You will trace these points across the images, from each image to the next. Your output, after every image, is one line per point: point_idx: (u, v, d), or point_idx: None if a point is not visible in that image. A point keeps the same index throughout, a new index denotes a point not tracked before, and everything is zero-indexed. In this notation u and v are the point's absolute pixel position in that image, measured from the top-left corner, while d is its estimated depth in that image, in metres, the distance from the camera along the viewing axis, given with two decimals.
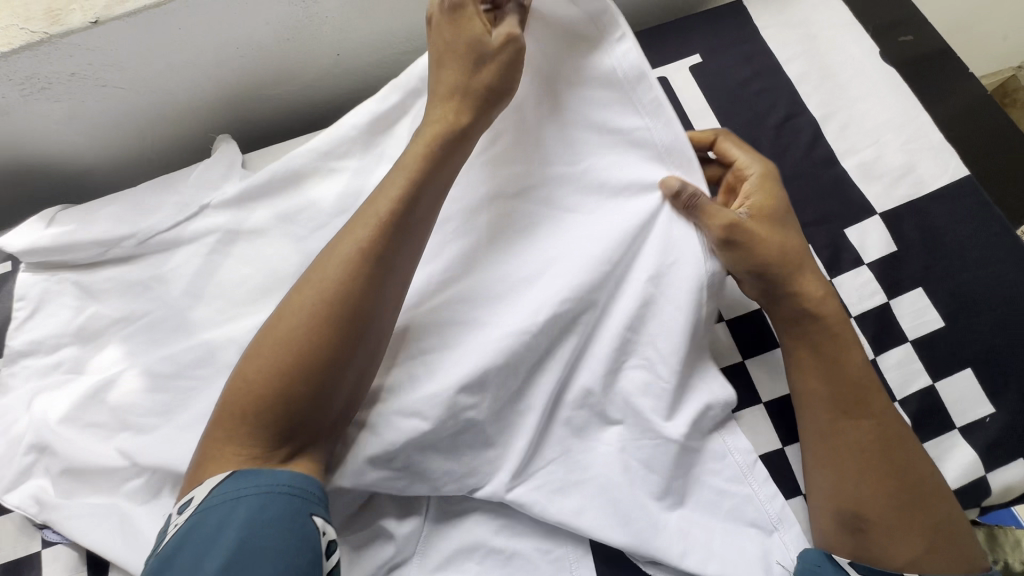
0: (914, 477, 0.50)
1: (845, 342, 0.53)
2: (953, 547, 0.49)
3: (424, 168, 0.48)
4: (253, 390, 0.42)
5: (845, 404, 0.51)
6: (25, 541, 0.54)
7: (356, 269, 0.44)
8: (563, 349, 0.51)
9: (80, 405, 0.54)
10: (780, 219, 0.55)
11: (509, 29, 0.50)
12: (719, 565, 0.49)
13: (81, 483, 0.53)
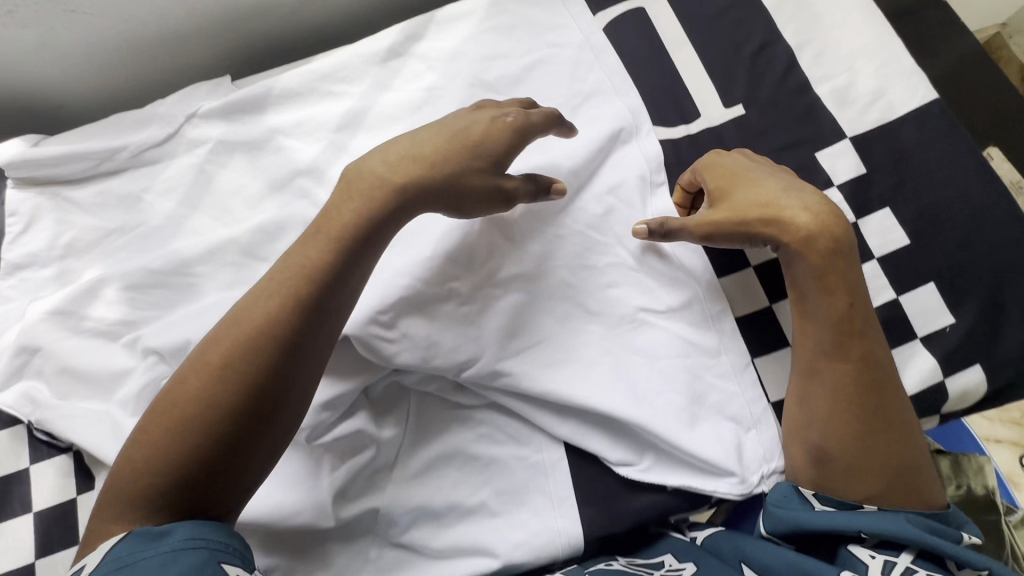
0: (887, 419, 0.50)
1: (839, 285, 0.52)
2: (915, 491, 0.48)
3: (353, 235, 0.46)
4: (145, 477, 0.40)
5: (827, 342, 0.51)
6: (13, 457, 0.55)
7: (264, 350, 0.42)
8: (535, 247, 0.57)
9: (65, 322, 0.55)
10: (756, 183, 0.54)
11: (515, 184, 0.52)
12: (699, 449, 0.51)
13: (78, 386, 0.54)
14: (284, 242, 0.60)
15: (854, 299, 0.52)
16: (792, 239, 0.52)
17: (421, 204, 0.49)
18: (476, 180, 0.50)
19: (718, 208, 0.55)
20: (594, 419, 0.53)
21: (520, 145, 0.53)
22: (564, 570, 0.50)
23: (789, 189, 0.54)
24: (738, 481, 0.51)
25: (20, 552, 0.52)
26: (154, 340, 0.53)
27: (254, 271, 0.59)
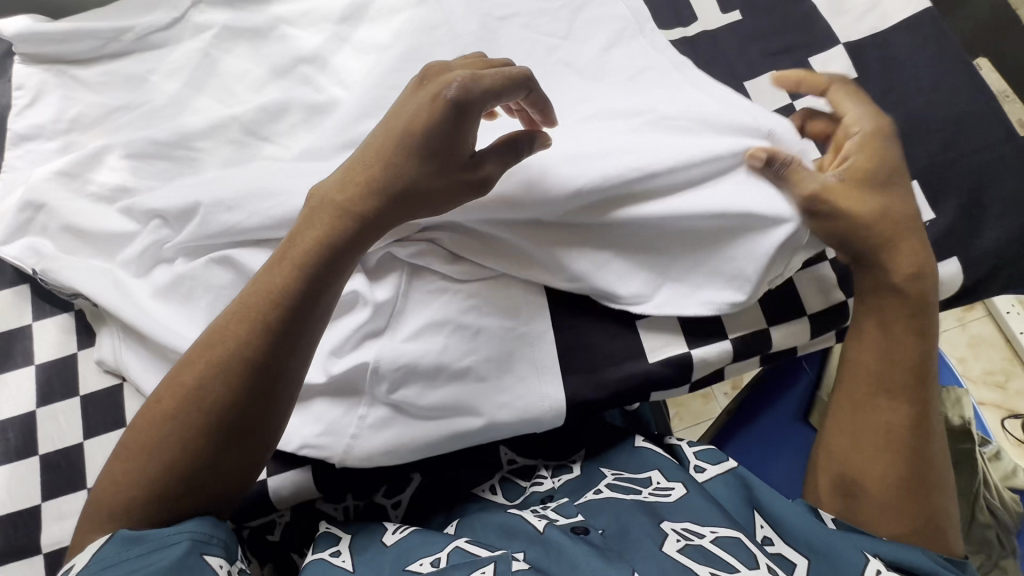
0: (930, 464, 0.52)
1: (918, 333, 0.53)
2: (942, 536, 0.51)
3: (312, 261, 0.46)
4: (127, 487, 0.43)
5: (892, 383, 0.53)
6: (17, 314, 0.57)
7: (230, 384, 0.44)
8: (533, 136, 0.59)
9: (70, 186, 0.57)
10: (881, 181, 0.52)
11: (485, 173, 0.49)
12: (718, 274, 0.53)
13: (82, 247, 0.56)
14: (287, 126, 0.61)
15: (927, 348, 0.53)
16: (900, 273, 0.52)
17: (379, 223, 0.48)
18: (432, 182, 0.48)
19: (854, 191, 0.51)
20: (615, 239, 0.54)
21: (464, 127, 0.47)
22: (556, 505, 0.58)
23: (916, 219, 0.54)
24: (737, 309, 0.52)
25: (23, 399, 0.54)
26: (155, 202, 0.54)
27: (254, 150, 0.60)
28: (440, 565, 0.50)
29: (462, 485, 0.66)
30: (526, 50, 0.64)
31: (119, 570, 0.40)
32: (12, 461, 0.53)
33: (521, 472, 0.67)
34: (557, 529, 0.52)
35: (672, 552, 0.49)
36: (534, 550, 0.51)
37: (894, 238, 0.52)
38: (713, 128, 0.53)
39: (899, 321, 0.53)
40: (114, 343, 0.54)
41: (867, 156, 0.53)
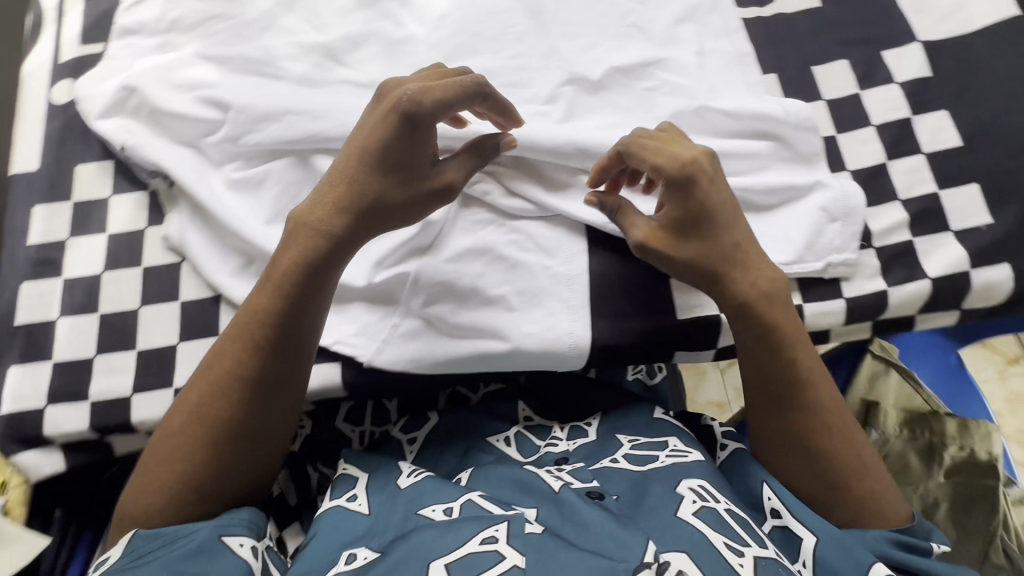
0: (840, 451, 0.52)
1: (785, 353, 0.53)
2: (875, 511, 0.51)
3: (297, 283, 0.49)
4: (144, 505, 0.46)
5: (776, 397, 0.53)
6: (102, 187, 0.62)
7: (227, 390, 0.48)
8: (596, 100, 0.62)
9: (162, 75, 0.61)
10: (702, 226, 0.52)
11: (448, 178, 0.52)
12: (770, 232, 0.56)
13: (164, 133, 0.60)
14: (365, 53, 0.64)
15: (802, 352, 0.53)
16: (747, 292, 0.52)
17: (353, 237, 0.50)
18: (405, 198, 0.51)
19: (687, 238, 0.52)
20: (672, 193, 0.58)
21: (418, 136, 0.49)
22: (571, 469, 0.59)
23: (758, 257, 0.53)
24: (784, 261, 0.55)
25: (92, 262, 0.59)
26: (238, 100, 0.58)
27: (331, 70, 0.63)
28: (451, 515, 0.52)
29: (472, 432, 0.67)
30: (603, 10, 0.65)
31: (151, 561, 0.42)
32: (75, 315, 0.57)
33: (536, 430, 0.67)
34: (574, 493, 0.53)
35: (686, 515, 0.50)
36: (548, 512, 0.52)
37: (723, 265, 0.52)
38: (743, 116, 0.58)
39: (766, 349, 0.53)
40: (185, 225, 0.58)
41: (676, 202, 0.52)
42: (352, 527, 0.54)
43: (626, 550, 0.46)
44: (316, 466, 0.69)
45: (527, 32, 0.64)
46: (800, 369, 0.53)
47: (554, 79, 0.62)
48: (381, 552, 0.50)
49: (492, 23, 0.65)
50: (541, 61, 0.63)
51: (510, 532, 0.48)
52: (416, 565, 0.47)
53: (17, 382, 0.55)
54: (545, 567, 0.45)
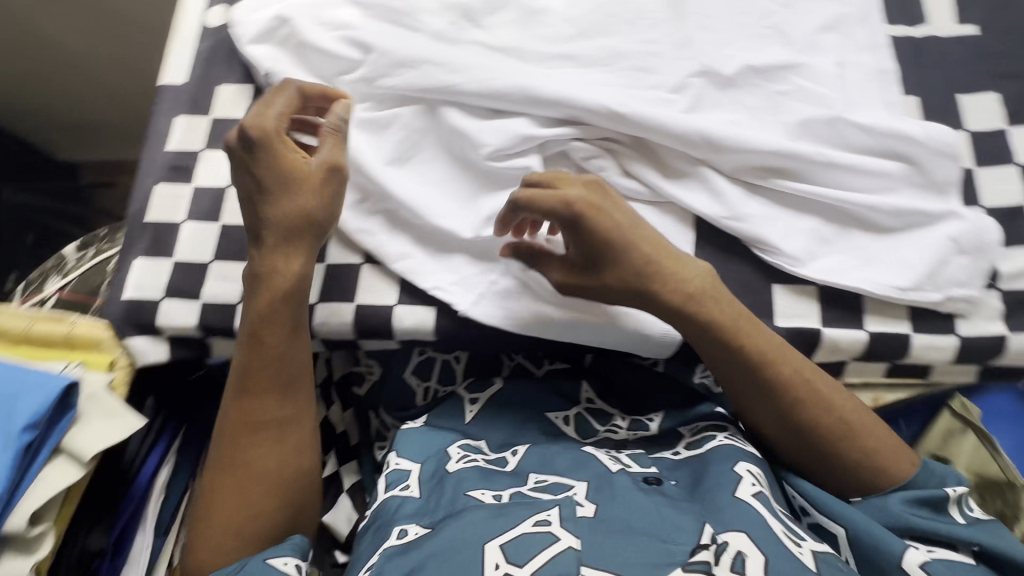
0: (828, 429, 0.51)
1: (748, 359, 0.51)
2: (874, 474, 0.51)
3: (287, 326, 0.54)
4: (204, 551, 0.51)
5: (750, 397, 0.53)
6: (240, 108, 0.66)
7: (244, 433, 0.54)
8: (726, 95, 0.61)
9: (313, 11, 0.64)
10: (604, 262, 0.50)
11: (327, 159, 0.54)
12: (891, 255, 0.55)
13: (306, 65, 0.63)
14: (501, 18, 0.66)
15: (758, 341, 0.51)
16: (704, 313, 0.50)
17: (284, 246, 0.53)
18: (305, 195, 0.53)
19: (597, 274, 0.51)
20: (792, 199, 0.57)
21: (272, 153, 0.53)
22: (631, 454, 0.60)
23: (702, 277, 0.51)
24: (901, 286, 0.53)
25: (219, 176, 0.63)
26: (380, 43, 0.60)
27: (467, 30, 0.65)
28: (501, 501, 0.53)
29: (537, 404, 0.67)
30: (745, 7, 0.64)
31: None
32: (199, 221, 0.61)
33: (597, 415, 0.67)
34: (630, 481, 0.54)
35: (745, 496, 0.51)
36: (599, 491, 0.53)
37: (648, 279, 0.50)
38: (878, 132, 0.56)
39: (733, 362, 0.51)
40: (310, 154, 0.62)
41: (575, 240, 0.50)
42: (402, 508, 0.56)
43: (683, 534, 0.48)
44: (379, 414, 0.72)
45: (663, 20, 0.64)
46: (765, 359, 0.51)
47: (685, 68, 0.61)
48: (432, 528, 0.52)
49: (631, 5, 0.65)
50: (674, 48, 0.63)
51: (562, 515, 0.49)
52: (472, 543, 0.47)
53: (140, 273, 0.59)
54: (600, 551, 0.46)
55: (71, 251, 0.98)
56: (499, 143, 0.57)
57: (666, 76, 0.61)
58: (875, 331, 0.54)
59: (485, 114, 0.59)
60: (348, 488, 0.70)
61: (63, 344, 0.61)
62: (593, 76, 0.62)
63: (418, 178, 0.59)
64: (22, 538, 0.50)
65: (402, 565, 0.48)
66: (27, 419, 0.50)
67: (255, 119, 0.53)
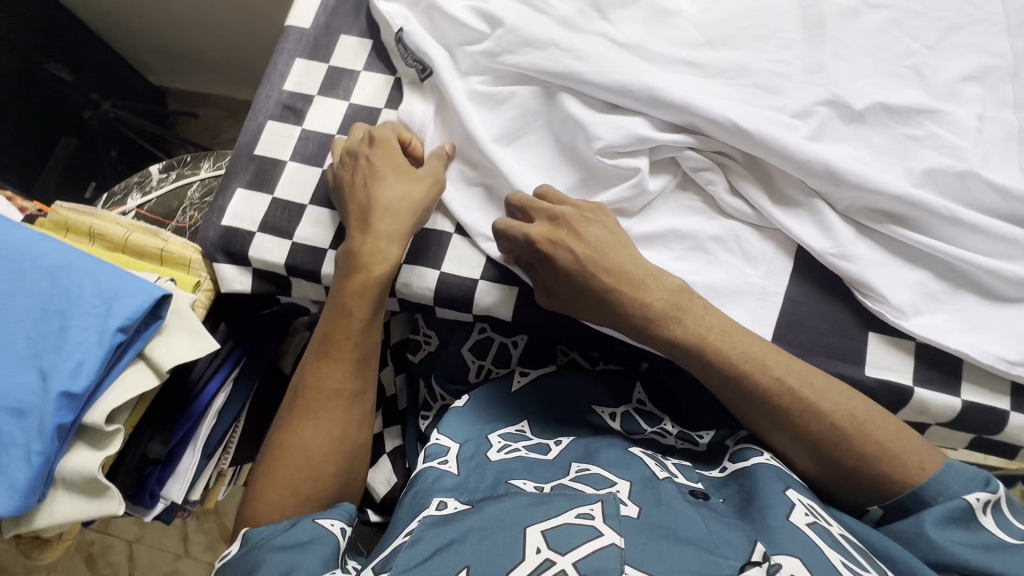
0: (818, 433, 0.49)
1: (728, 372, 0.51)
2: (882, 478, 0.48)
3: (371, 302, 0.56)
4: (261, 503, 0.51)
5: (738, 408, 0.52)
6: (355, 62, 0.67)
7: (317, 399, 0.55)
8: (850, 130, 0.59)
9: None
10: (584, 281, 0.52)
11: (434, 172, 0.58)
12: (1002, 325, 0.52)
13: (430, 31, 0.63)
14: (630, 13, 0.64)
15: (731, 353, 0.51)
16: (676, 326, 0.52)
17: (384, 232, 0.56)
18: (411, 193, 0.57)
19: (576, 296, 0.54)
20: (904, 248, 0.55)
21: (377, 156, 0.58)
22: (676, 463, 0.56)
23: (665, 304, 0.52)
24: (1009, 359, 0.51)
25: (328, 124, 0.65)
26: (506, 17, 0.60)
27: (592, 20, 0.63)
28: (543, 490, 0.48)
29: (585, 396, 0.64)
30: (886, 43, 0.61)
31: (268, 533, 0.47)
32: (302, 162, 0.63)
33: (645, 415, 0.63)
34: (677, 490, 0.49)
35: (799, 523, 0.45)
36: (642, 493, 0.48)
37: (614, 280, 0.52)
38: (1011, 196, 0.53)
39: (714, 377, 0.52)
40: (421, 118, 0.63)
41: (552, 267, 0.53)
42: (439, 482, 0.53)
43: (730, 548, 0.43)
44: (426, 384, 0.72)
45: (798, 42, 0.62)
46: (737, 369, 0.50)
47: (812, 94, 0.59)
48: (472, 505, 0.48)
49: (767, 21, 0.63)
50: (804, 73, 0.60)
51: (605, 512, 0.44)
52: (511, 529, 0.43)
53: (239, 202, 0.61)
54: (644, 553, 0.41)
55: (157, 170, 1.01)
56: (611, 139, 0.55)
57: (792, 100, 0.59)
58: (969, 400, 0.52)
59: (600, 108, 0.59)
60: (389, 450, 0.72)
61: (155, 258, 0.64)
62: (715, 88, 0.60)
63: (523, 161, 0.60)
64: (94, 433, 0.53)
65: (437, 537, 0.44)
66: (122, 321, 0.52)
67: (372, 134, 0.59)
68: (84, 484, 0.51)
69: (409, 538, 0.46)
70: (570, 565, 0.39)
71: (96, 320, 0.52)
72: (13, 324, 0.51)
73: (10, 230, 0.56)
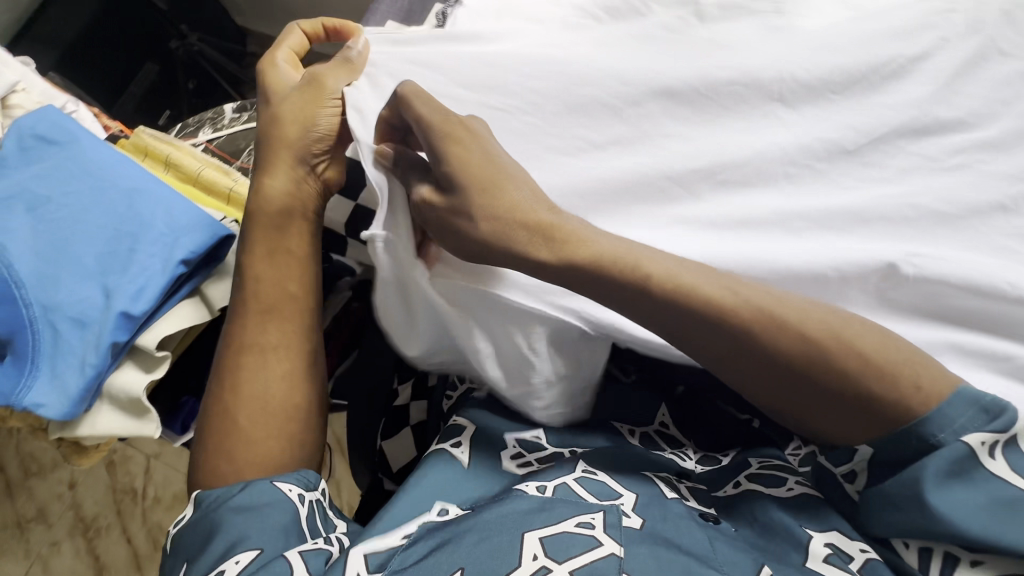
0: (782, 360, 0.40)
1: (669, 294, 0.42)
2: (874, 402, 0.38)
3: (278, 243, 0.55)
4: (205, 472, 0.49)
5: (679, 335, 0.43)
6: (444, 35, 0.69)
7: (232, 357, 0.52)
8: (961, 174, 0.52)
9: None
10: (482, 179, 0.46)
11: (316, 69, 0.58)
12: None
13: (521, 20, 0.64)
14: (736, 16, 0.59)
15: (670, 269, 0.43)
16: (582, 251, 0.44)
17: (273, 166, 0.55)
18: (293, 107, 0.56)
19: (467, 193, 0.45)
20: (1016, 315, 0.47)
21: (268, 72, 0.60)
22: (690, 487, 0.52)
23: (579, 225, 0.45)
24: None
25: None
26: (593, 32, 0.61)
27: (692, 23, 0.60)
28: (545, 494, 0.47)
29: (610, 407, 0.62)
30: None
31: (214, 496, 0.46)
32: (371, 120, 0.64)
33: (667, 438, 0.60)
34: (687, 511, 0.47)
35: (817, 562, 0.42)
36: (647, 507, 0.47)
37: (523, 200, 0.46)
38: None
39: (650, 310, 0.43)
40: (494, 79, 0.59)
41: (456, 158, 0.46)
42: (444, 479, 0.52)
43: (734, 567, 0.42)
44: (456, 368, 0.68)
45: (924, 72, 0.55)
46: (676, 287, 0.42)
47: (920, 131, 0.54)
48: (471, 511, 0.48)
49: (892, 40, 0.56)
50: (922, 103, 0.54)
51: (607, 521, 0.43)
52: (511, 528, 0.42)
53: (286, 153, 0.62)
54: (643, 564, 0.40)
55: (231, 109, 1.02)
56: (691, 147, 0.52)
57: (897, 134, 0.54)
58: None
59: (681, 116, 0.57)
60: (413, 423, 0.71)
61: (222, 197, 0.65)
62: (816, 109, 0.55)
63: (593, 153, 0.57)
64: (144, 356, 0.54)
65: (435, 538, 0.44)
66: (186, 253, 0.53)
67: (268, 58, 0.61)
68: (130, 404, 0.53)
69: (405, 541, 0.45)
70: (568, 573, 0.38)
71: (163, 248, 0.53)
72: (85, 239, 0.53)
73: (97, 148, 0.58)
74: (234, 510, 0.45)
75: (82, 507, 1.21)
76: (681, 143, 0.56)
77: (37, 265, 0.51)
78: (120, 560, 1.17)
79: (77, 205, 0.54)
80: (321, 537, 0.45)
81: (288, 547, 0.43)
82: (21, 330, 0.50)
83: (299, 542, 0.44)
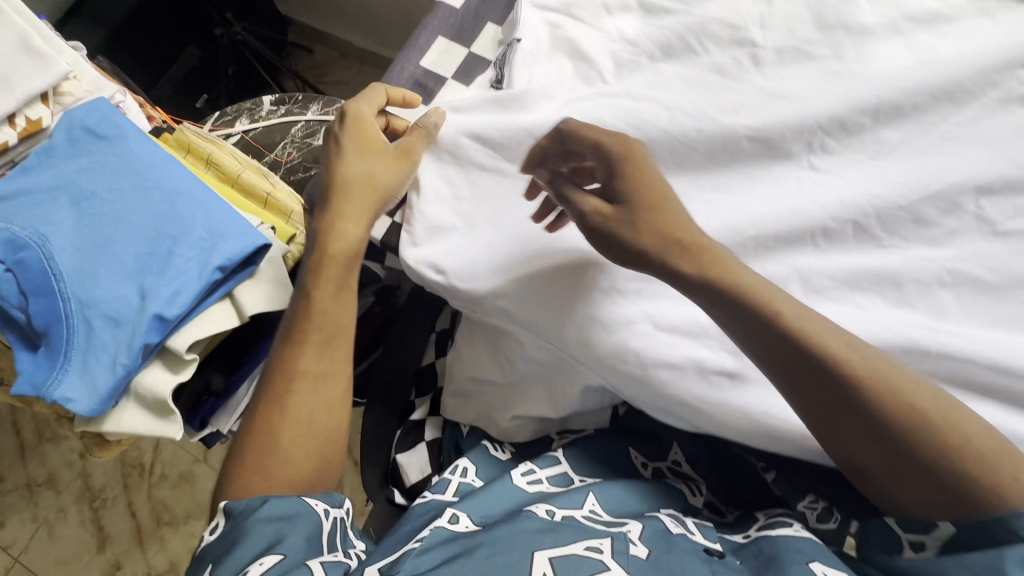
0: (888, 423, 0.39)
1: (792, 335, 0.40)
2: (965, 482, 0.38)
3: (341, 273, 0.55)
4: (241, 483, 0.48)
5: (790, 373, 0.41)
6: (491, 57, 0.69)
7: (285, 378, 0.52)
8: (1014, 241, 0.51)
9: None
10: (657, 203, 0.45)
11: (407, 142, 0.59)
12: None
13: (571, 45, 0.63)
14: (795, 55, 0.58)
15: (800, 318, 0.41)
16: (726, 283, 0.42)
17: (346, 208, 0.56)
18: (382, 169, 0.58)
19: (644, 215, 0.44)
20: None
21: (351, 126, 0.58)
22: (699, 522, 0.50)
23: (726, 251, 0.44)
24: None
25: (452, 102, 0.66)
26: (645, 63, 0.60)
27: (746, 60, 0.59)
28: (553, 519, 0.47)
29: (630, 434, 0.61)
30: None
31: (246, 504, 0.46)
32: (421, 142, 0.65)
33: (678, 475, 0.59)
34: (691, 546, 0.45)
35: None
36: (654, 537, 0.45)
37: (687, 229, 0.44)
38: None
39: (771, 348, 0.41)
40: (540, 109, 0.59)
41: (631, 176, 0.46)
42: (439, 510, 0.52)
43: None
44: None
45: (983, 134, 0.53)
46: (800, 329, 0.40)
47: (978, 194, 0.51)
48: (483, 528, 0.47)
49: (956, 97, 0.54)
50: (981, 164, 0.52)
51: (614, 548, 0.42)
52: (521, 549, 0.41)
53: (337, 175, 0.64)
54: None
55: (269, 102, 1.02)
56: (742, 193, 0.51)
57: (956, 191, 0.51)
58: None
59: (726, 160, 0.56)
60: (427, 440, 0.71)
61: (260, 201, 0.66)
62: (867, 163, 0.54)
63: None
64: (172, 357, 0.54)
65: (447, 548, 0.43)
66: (222, 260, 0.54)
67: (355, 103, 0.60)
68: (155, 404, 0.53)
69: (419, 544, 0.44)
70: None
71: (201, 254, 0.54)
72: (127, 237, 0.53)
73: (143, 145, 0.58)
74: (260, 520, 0.44)
75: (90, 477, 1.23)
76: (721, 188, 0.56)
77: (78, 261, 0.52)
78: (122, 533, 1.18)
79: (121, 203, 0.55)
80: (341, 551, 0.45)
81: (307, 556, 0.42)
82: (58, 321, 0.50)
83: (317, 554, 0.43)
